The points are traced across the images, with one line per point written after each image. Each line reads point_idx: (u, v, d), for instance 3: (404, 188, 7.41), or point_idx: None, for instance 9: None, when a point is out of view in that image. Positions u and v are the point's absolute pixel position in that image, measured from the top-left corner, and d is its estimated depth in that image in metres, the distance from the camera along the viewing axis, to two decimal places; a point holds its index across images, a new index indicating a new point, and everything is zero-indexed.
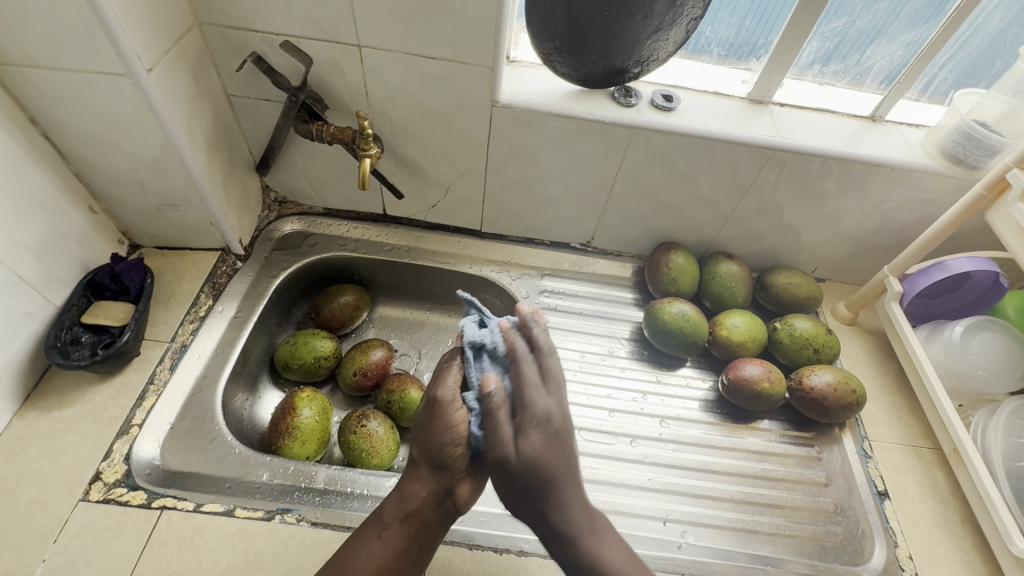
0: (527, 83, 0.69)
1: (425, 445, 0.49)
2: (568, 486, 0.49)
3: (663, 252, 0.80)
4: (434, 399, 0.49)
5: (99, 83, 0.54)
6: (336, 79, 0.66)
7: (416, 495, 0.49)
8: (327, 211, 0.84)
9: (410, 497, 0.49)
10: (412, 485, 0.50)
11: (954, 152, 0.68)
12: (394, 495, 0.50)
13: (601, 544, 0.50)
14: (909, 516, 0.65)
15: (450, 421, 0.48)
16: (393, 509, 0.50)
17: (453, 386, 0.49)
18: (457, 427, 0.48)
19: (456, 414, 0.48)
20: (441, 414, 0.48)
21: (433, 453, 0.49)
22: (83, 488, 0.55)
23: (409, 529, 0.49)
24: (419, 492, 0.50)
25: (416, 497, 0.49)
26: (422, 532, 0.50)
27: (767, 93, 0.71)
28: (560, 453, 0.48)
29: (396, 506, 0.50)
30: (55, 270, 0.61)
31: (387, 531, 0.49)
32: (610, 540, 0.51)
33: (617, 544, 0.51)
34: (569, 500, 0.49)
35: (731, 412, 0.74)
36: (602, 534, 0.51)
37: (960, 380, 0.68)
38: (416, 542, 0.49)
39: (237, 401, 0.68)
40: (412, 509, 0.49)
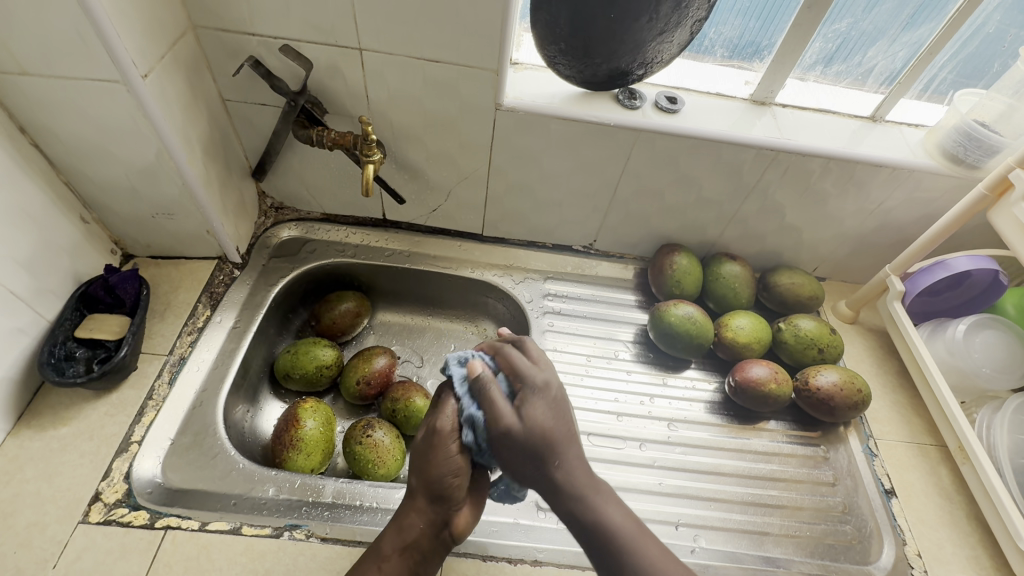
0: (531, 85, 0.68)
1: (424, 475, 0.49)
2: (569, 448, 0.48)
3: (666, 253, 0.80)
4: (433, 428, 0.49)
5: (92, 89, 0.52)
6: (337, 83, 0.64)
7: (415, 527, 0.48)
8: (325, 216, 0.82)
9: (408, 528, 0.48)
10: (409, 516, 0.49)
11: (955, 152, 0.68)
12: (391, 528, 0.49)
13: (604, 504, 0.47)
14: (916, 514, 0.66)
15: (449, 452, 0.48)
16: (392, 542, 0.48)
17: (450, 416, 0.49)
18: (455, 458, 0.48)
19: (452, 446, 0.48)
20: (440, 445, 0.48)
21: (432, 483, 0.48)
22: (83, 510, 0.53)
23: (408, 561, 0.48)
24: (417, 524, 0.48)
25: (414, 529, 0.48)
26: (421, 564, 0.48)
27: (769, 94, 0.71)
28: (562, 423, 0.48)
29: (395, 539, 0.48)
30: (46, 284, 0.59)
31: (386, 564, 0.48)
32: (618, 505, 0.48)
33: (622, 506, 0.48)
34: (573, 458, 0.48)
35: (737, 414, 0.74)
36: (606, 496, 0.48)
37: (963, 377, 0.69)
38: (415, 573, 0.48)
39: (238, 414, 0.67)
40: (411, 540, 0.48)
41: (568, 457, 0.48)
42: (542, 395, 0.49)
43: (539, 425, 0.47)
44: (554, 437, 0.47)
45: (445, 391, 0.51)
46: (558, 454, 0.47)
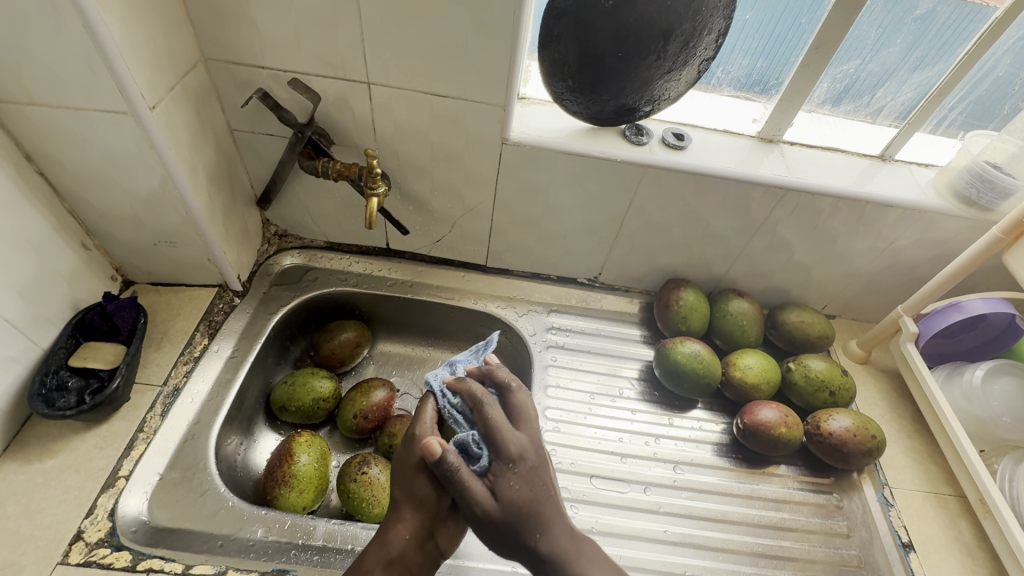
0: (538, 120, 0.69)
1: (408, 482, 0.48)
2: (551, 516, 0.46)
3: (672, 288, 0.79)
4: (411, 436, 0.50)
5: (99, 120, 0.52)
6: (344, 115, 0.64)
7: (399, 537, 0.47)
8: (328, 244, 0.82)
9: (394, 540, 0.47)
10: (395, 528, 0.48)
11: (966, 194, 0.67)
12: (375, 541, 0.48)
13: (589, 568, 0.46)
14: (936, 570, 0.62)
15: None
16: (376, 556, 0.47)
17: (428, 422, 0.50)
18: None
19: (437, 444, 0.48)
20: (419, 450, 0.49)
21: (415, 488, 0.48)
22: (63, 549, 0.51)
23: None
24: (402, 535, 0.47)
25: (400, 539, 0.47)
26: None
27: (777, 132, 0.71)
28: (541, 495, 0.47)
29: (379, 552, 0.47)
30: (42, 311, 0.58)
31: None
32: (600, 563, 0.47)
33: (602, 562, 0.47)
34: (556, 529, 0.46)
35: (746, 457, 0.72)
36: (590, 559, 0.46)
37: (982, 426, 0.66)
38: None
39: (230, 446, 0.65)
40: (396, 552, 0.47)
41: (553, 531, 0.46)
42: (522, 459, 0.47)
43: (516, 498, 0.46)
44: (535, 504, 0.46)
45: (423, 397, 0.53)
46: (541, 521, 0.46)
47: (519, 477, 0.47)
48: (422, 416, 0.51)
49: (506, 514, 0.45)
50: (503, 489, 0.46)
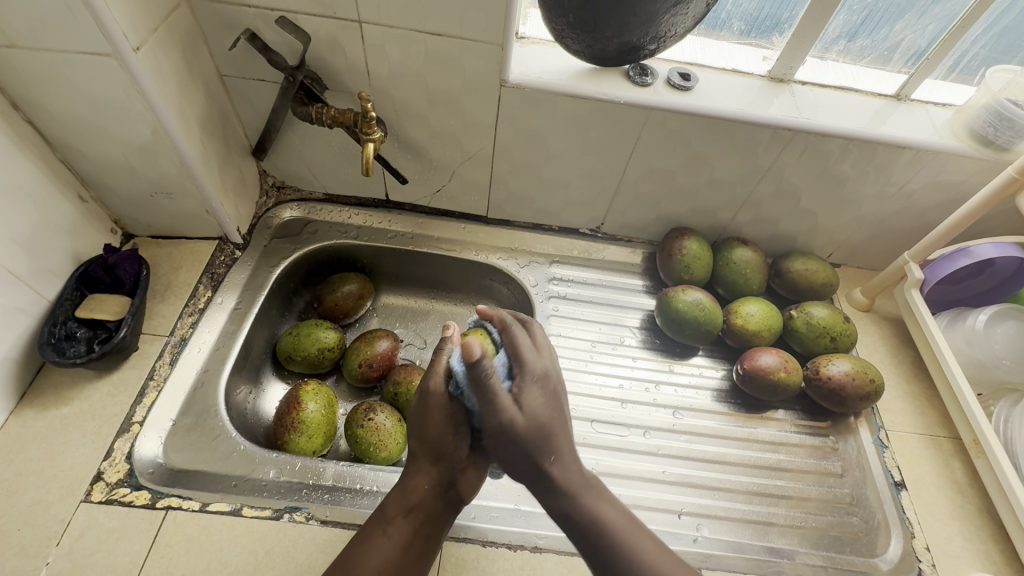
0: (538, 60, 0.66)
1: (423, 437, 0.50)
2: (564, 441, 0.47)
3: (676, 237, 0.78)
4: (426, 391, 0.49)
5: (83, 63, 0.51)
6: (336, 58, 0.62)
7: (418, 487, 0.49)
8: (327, 196, 0.81)
9: (413, 489, 0.49)
10: (414, 479, 0.50)
11: (985, 134, 0.65)
12: (396, 490, 0.50)
13: (597, 499, 0.48)
14: (926, 507, 0.64)
15: (445, 411, 0.49)
16: (397, 504, 0.49)
17: (442, 376, 0.49)
18: (451, 414, 0.49)
19: (449, 404, 0.49)
20: (435, 405, 0.49)
21: (431, 441, 0.50)
22: (85, 489, 0.53)
23: (415, 521, 0.48)
24: (421, 485, 0.49)
25: (418, 490, 0.49)
26: (427, 525, 0.48)
27: (788, 71, 0.68)
28: (560, 416, 0.47)
29: (399, 501, 0.49)
30: (45, 263, 0.59)
31: (391, 526, 0.48)
32: (607, 497, 0.48)
33: (612, 501, 0.49)
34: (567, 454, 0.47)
35: (744, 402, 0.73)
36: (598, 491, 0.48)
37: (981, 369, 0.67)
38: (422, 535, 0.48)
39: (240, 395, 0.66)
40: (415, 501, 0.49)
41: (566, 459, 0.47)
42: (544, 377, 0.48)
43: (537, 418, 0.46)
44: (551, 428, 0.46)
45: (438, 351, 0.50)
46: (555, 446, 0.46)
47: (542, 393, 0.47)
48: (439, 364, 0.49)
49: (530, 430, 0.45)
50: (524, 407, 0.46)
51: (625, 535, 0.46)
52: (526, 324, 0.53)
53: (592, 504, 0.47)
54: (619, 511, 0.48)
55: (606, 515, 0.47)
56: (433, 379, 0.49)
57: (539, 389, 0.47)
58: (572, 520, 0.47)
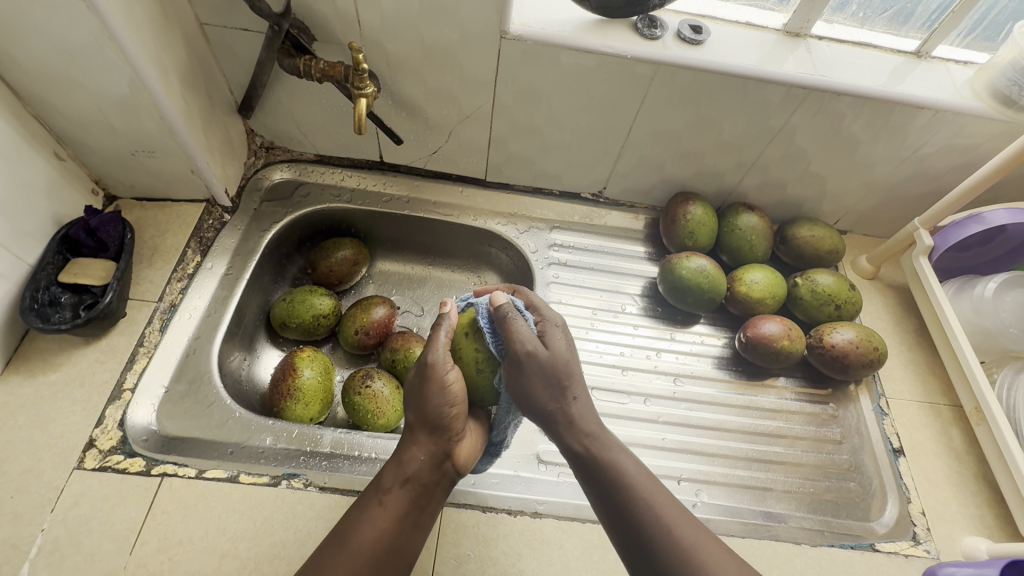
0: (540, 10, 0.62)
1: (420, 410, 0.49)
2: (578, 384, 0.48)
3: (680, 202, 0.75)
4: (426, 364, 0.48)
5: (47, 6, 0.46)
6: (324, 5, 0.58)
7: (414, 458, 0.48)
8: (318, 157, 0.77)
9: (409, 461, 0.48)
10: (409, 450, 0.48)
11: (1008, 93, 0.62)
12: (392, 462, 0.48)
13: (615, 454, 0.47)
14: (923, 473, 0.64)
15: (443, 384, 0.48)
16: (392, 475, 0.47)
17: (442, 348, 0.49)
18: (451, 386, 0.48)
19: (451, 374, 0.48)
20: (435, 377, 0.48)
21: (429, 414, 0.48)
22: (77, 456, 0.52)
23: (411, 493, 0.47)
24: (417, 456, 0.48)
25: (414, 461, 0.48)
26: (423, 496, 0.47)
27: (805, 24, 0.64)
28: (576, 359, 0.49)
29: (395, 472, 0.47)
30: (23, 225, 0.56)
31: (388, 496, 0.46)
32: (626, 452, 0.48)
33: (633, 456, 0.48)
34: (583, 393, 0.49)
35: (745, 370, 0.72)
36: (616, 446, 0.48)
37: (988, 337, 0.66)
38: (417, 505, 0.47)
39: (234, 362, 0.65)
40: (412, 471, 0.47)
41: (579, 397, 0.48)
42: (538, 350, 0.46)
43: (540, 358, 0.46)
44: (569, 366, 0.48)
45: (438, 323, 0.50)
46: (569, 388, 0.48)
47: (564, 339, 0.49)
48: (439, 338, 0.49)
49: (553, 360, 0.47)
50: (540, 352, 0.47)
51: (638, 485, 0.45)
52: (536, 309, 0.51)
53: (612, 455, 0.47)
54: (640, 467, 0.47)
55: (625, 467, 0.46)
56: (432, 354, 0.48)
57: (559, 331, 0.49)
58: (587, 464, 0.47)
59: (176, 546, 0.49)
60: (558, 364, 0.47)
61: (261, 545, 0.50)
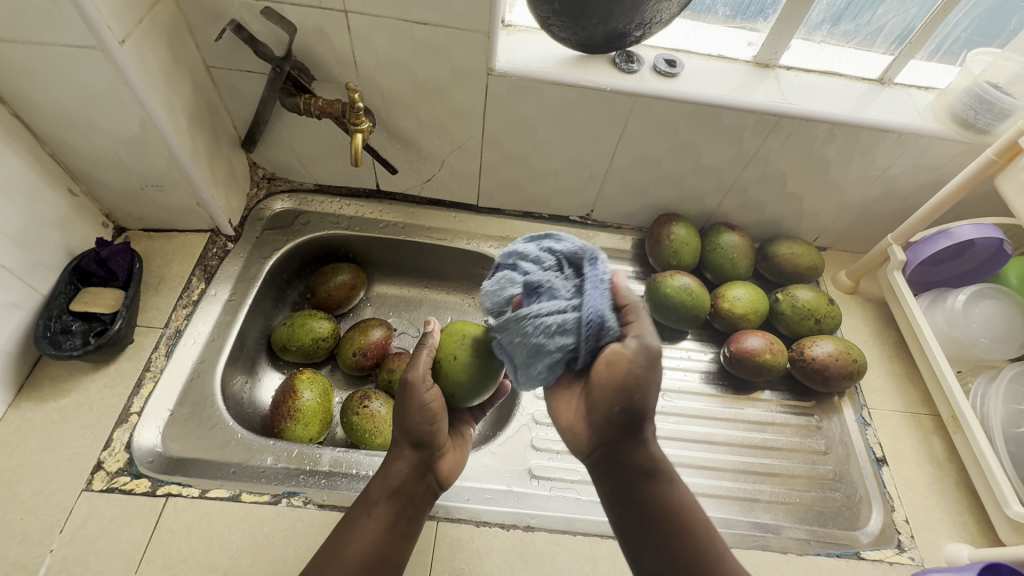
0: (524, 48, 0.66)
1: (404, 422, 0.50)
2: (650, 435, 0.46)
3: (664, 224, 0.79)
4: (406, 380, 0.51)
5: (68, 57, 0.51)
6: (323, 48, 0.62)
7: (400, 472, 0.50)
8: (317, 187, 0.81)
9: (394, 474, 0.50)
10: (395, 464, 0.50)
11: (965, 116, 0.66)
12: (378, 476, 0.50)
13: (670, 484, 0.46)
14: (906, 481, 0.66)
15: (421, 400, 0.50)
16: (379, 489, 0.49)
17: (422, 367, 0.51)
18: (428, 404, 0.50)
19: (428, 394, 0.50)
20: (414, 394, 0.50)
21: (411, 429, 0.50)
22: (86, 478, 0.54)
23: (398, 504, 0.49)
24: (402, 470, 0.50)
25: (399, 474, 0.50)
26: (410, 507, 0.49)
27: (773, 56, 0.69)
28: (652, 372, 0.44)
29: (382, 486, 0.49)
30: (38, 257, 0.59)
31: (375, 508, 0.48)
32: (680, 486, 0.46)
33: (688, 492, 0.46)
34: (653, 443, 0.47)
35: (731, 384, 0.75)
36: (675, 480, 0.46)
37: (961, 347, 0.69)
38: (405, 516, 0.49)
39: (236, 385, 0.68)
40: (398, 485, 0.49)
41: (652, 446, 0.47)
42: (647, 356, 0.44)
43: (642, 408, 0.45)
44: (637, 416, 0.45)
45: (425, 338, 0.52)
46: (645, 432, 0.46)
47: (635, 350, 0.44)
48: (420, 357, 0.51)
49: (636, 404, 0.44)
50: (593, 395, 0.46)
51: (689, 510, 0.45)
52: None
53: (662, 488, 0.46)
54: (695, 504, 0.46)
55: (674, 498, 0.45)
56: (414, 371, 0.51)
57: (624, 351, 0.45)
58: (638, 503, 0.45)
59: (180, 564, 0.51)
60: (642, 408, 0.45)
61: (261, 561, 0.52)
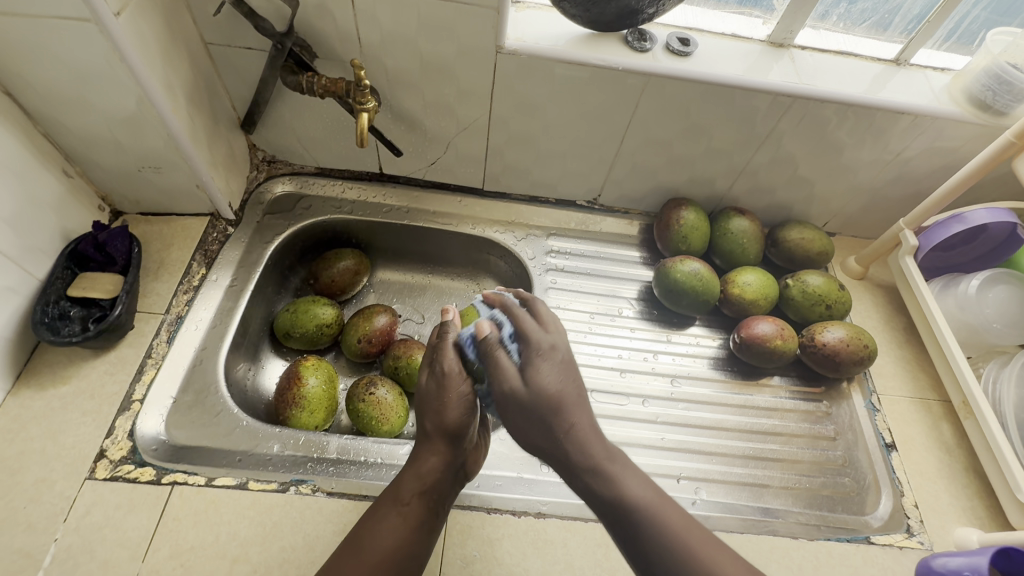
0: (534, 25, 0.64)
1: (439, 416, 0.49)
2: (578, 413, 0.46)
3: (673, 208, 0.77)
4: (441, 372, 0.50)
5: (61, 30, 0.48)
6: (326, 23, 0.60)
7: (435, 469, 0.49)
8: (319, 170, 0.79)
9: (429, 471, 0.49)
10: (428, 460, 0.49)
11: (983, 98, 0.65)
12: (409, 473, 0.49)
13: (623, 476, 0.44)
14: (915, 466, 0.66)
15: (460, 392, 0.50)
16: (411, 486, 0.48)
17: (455, 359, 0.51)
18: (466, 395, 0.50)
19: (466, 385, 0.50)
20: (451, 387, 0.50)
21: (449, 422, 0.49)
22: (89, 466, 0.53)
23: (430, 502, 0.48)
24: (436, 466, 0.49)
25: (432, 471, 0.49)
26: (438, 503, 0.49)
27: (788, 35, 0.67)
28: (571, 383, 0.47)
29: (415, 483, 0.48)
30: (33, 241, 0.57)
31: (407, 507, 0.47)
32: (635, 473, 0.45)
33: (641, 476, 0.45)
34: (585, 423, 0.46)
35: (740, 370, 0.74)
36: (623, 464, 0.45)
37: (973, 333, 0.68)
38: (435, 513, 0.48)
39: (239, 372, 0.66)
40: (431, 482, 0.48)
41: (578, 426, 0.46)
42: (553, 349, 0.49)
43: (546, 388, 0.46)
44: (563, 399, 0.46)
45: (446, 333, 0.52)
46: (567, 419, 0.46)
47: (552, 365, 0.48)
48: (447, 344, 0.51)
49: (538, 397, 0.46)
50: (535, 377, 0.47)
51: (654, 511, 0.43)
52: (529, 301, 0.53)
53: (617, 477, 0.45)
54: (648, 488, 0.44)
55: (634, 491, 0.44)
56: (443, 357, 0.51)
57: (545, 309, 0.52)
58: (595, 493, 0.45)
59: (187, 552, 0.50)
60: (568, 373, 0.48)
61: (270, 549, 0.51)
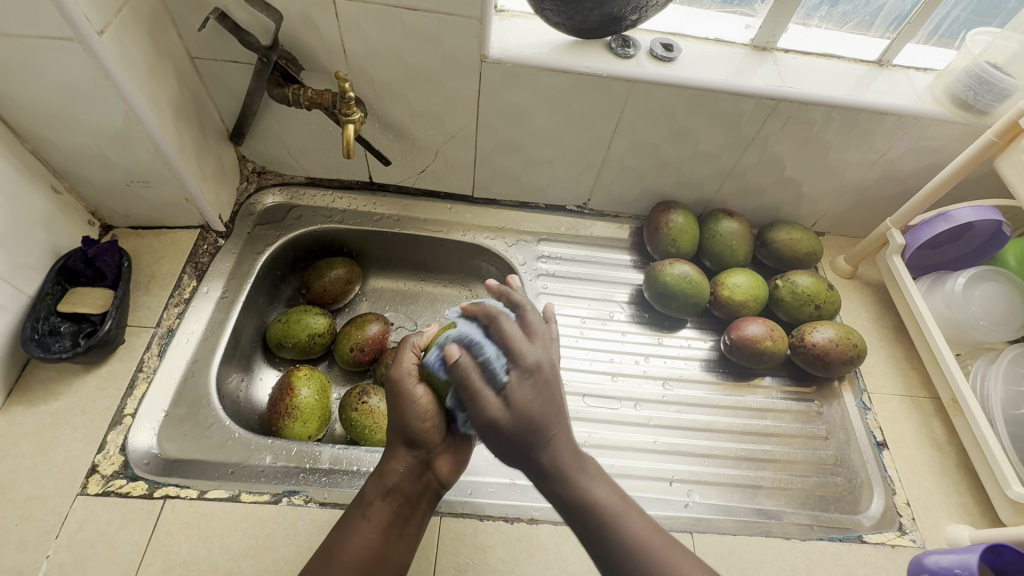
0: (518, 34, 0.64)
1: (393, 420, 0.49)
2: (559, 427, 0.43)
3: (661, 211, 0.78)
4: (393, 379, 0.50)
5: (45, 49, 0.49)
6: (311, 37, 0.60)
7: (396, 470, 0.49)
8: (309, 180, 0.79)
9: (390, 472, 0.49)
10: (391, 463, 0.50)
11: (964, 97, 0.66)
12: (373, 476, 0.49)
13: (591, 483, 0.43)
14: (907, 464, 0.66)
15: (411, 397, 0.49)
16: (374, 487, 0.48)
17: (408, 364, 0.50)
18: (419, 399, 0.48)
19: (417, 388, 0.49)
20: (401, 391, 0.49)
21: (402, 426, 0.49)
22: (80, 482, 0.53)
23: (394, 504, 0.48)
24: (398, 468, 0.49)
25: (395, 473, 0.49)
26: (407, 507, 0.49)
27: (771, 39, 0.68)
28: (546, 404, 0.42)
29: (377, 484, 0.49)
30: (22, 258, 0.57)
31: (371, 508, 0.47)
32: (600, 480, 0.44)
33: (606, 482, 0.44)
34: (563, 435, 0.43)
35: (732, 371, 0.75)
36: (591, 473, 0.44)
37: (960, 330, 0.69)
38: (402, 516, 0.48)
39: (232, 383, 0.66)
40: (393, 483, 0.49)
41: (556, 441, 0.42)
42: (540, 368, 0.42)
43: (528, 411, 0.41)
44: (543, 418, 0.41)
45: (407, 345, 0.52)
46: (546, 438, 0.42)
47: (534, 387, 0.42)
48: (405, 354, 0.51)
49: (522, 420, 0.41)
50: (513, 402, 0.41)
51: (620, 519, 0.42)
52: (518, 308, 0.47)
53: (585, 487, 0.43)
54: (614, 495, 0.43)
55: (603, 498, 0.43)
56: (398, 368, 0.50)
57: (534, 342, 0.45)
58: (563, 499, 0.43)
59: (180, 566, 0.50)
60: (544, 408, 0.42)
61: (263, 562, 0.51)
